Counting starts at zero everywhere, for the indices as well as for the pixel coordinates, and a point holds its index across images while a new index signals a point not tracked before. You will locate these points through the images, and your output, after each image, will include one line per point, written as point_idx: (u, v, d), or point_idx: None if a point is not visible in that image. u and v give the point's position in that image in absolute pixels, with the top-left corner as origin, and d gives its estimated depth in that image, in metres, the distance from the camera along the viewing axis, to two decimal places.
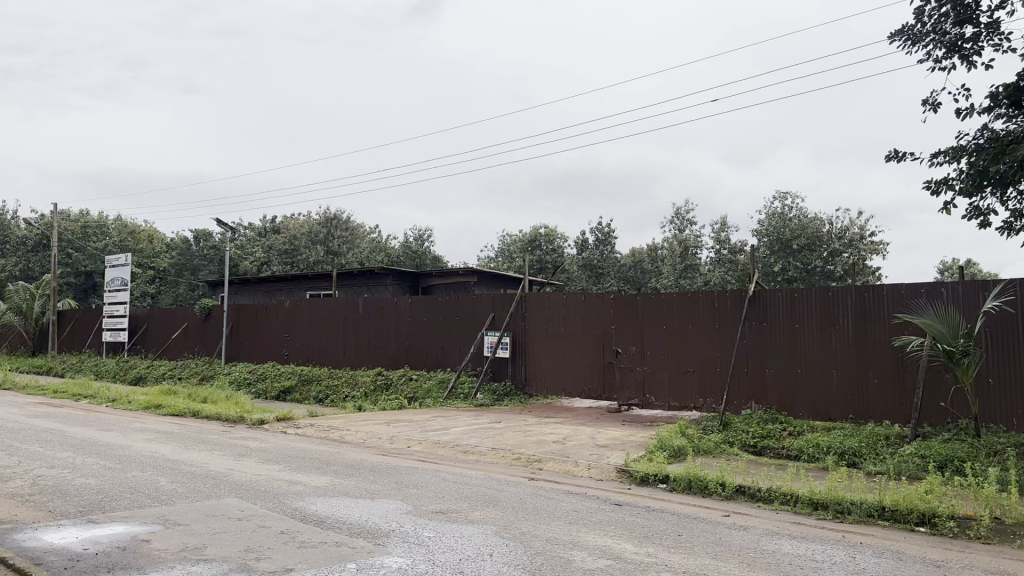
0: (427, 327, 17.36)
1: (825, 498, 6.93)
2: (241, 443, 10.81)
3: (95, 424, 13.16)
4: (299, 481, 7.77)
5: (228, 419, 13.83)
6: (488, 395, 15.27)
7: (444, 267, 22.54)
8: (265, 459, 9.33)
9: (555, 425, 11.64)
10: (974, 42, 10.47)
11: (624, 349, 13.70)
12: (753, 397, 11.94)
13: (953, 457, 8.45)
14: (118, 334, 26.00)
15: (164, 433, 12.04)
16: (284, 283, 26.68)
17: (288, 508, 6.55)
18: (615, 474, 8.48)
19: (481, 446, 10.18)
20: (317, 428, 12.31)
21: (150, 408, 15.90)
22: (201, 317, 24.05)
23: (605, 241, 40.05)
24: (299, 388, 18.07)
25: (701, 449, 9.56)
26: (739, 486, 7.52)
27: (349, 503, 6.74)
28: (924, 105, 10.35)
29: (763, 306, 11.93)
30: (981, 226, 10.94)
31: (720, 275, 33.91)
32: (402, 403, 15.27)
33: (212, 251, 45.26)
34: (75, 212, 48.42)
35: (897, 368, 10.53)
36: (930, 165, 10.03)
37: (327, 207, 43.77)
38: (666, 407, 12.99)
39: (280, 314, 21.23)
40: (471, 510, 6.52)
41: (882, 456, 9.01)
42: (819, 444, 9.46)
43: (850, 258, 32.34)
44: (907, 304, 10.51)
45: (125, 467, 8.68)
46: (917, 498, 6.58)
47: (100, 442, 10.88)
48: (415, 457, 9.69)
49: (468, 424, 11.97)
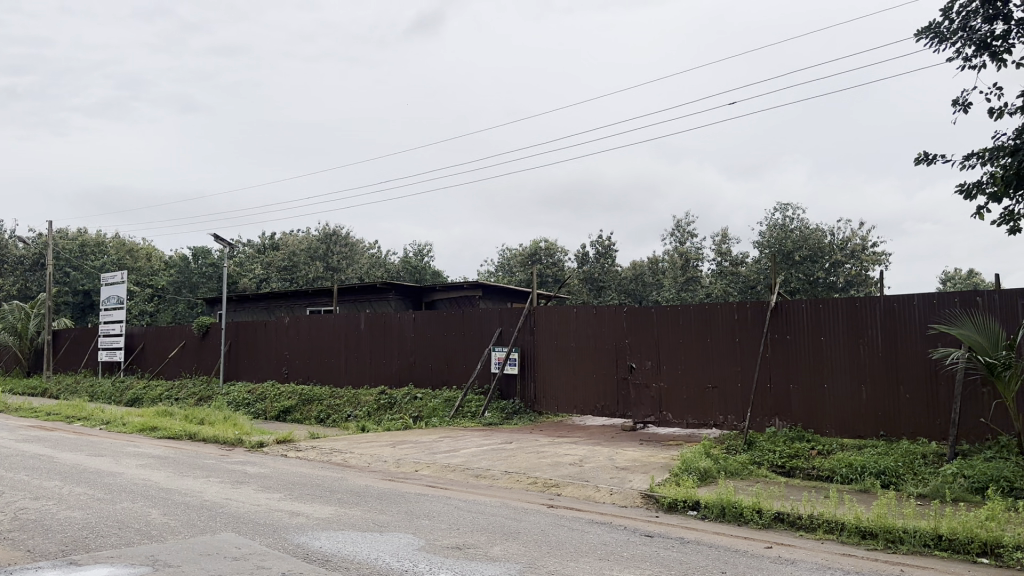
0: (433, 344, 16.76)
1: (874, 525, 6.37)
2: (239, 469, 10.20)
3: (86, 449, 12.56)
4: (301, 512, 7.19)
5: (226, 442, 13.25)
6: (496, 414, 14.68)
7: (449, 281, 22.01)
8: (264, 486, 8.75)
9: (570, 446, 11.05)
10: (1005, 40, 10.00)
11: (639, 364, 13.15)
12: (776, 414, 11.37)
13: (999, 476, 7.89)
14: (115, 354, 25.44)
15: (158, 458, 11.48)
16: (284, 299, 26.16)
17: (290, 544, 5.98)
18: (640, 499, 7.92)
19: (493, 469, 9.60)
20: (319, 451, 11.72)
21: (145, 431, 15.30)
22: (198, 336, 23.48)
23: (606, 254, 39.68)
24: (300, 408, 17.48)
25: (728, 471, 9.02)
26: (777, 514, 6.96)
27: (357, 537, 6.17)
28: (954, 105, 9.88)
29: (786, 317, 11.38)
30: (1012, 231, 10.45)
31: (722, 287, 33.21)
32: (407, 423, 14.71)
33: (210, 269, 44.80)
34: (73, 231, 48.00)
35: (932, 382, 10.00)
36: (961, 167, 9.61)
37: (326, 222, 43.44)
38: (684, 425, 12.43)
39: (280, 331, 20.65)
40: (491, 544, 5.96)
41: (922, 477, 8.45)
42: (853, 463, 8.93)
43: (853, 268, 31.93)
44: (941, 313, 9.98)
45: (113, 498, 8.09)
46: (976, 524, 6.02)
47: (91, 468, 10.31)
48: (424, 482, 9.12)
49: (478, 445, 11.40)
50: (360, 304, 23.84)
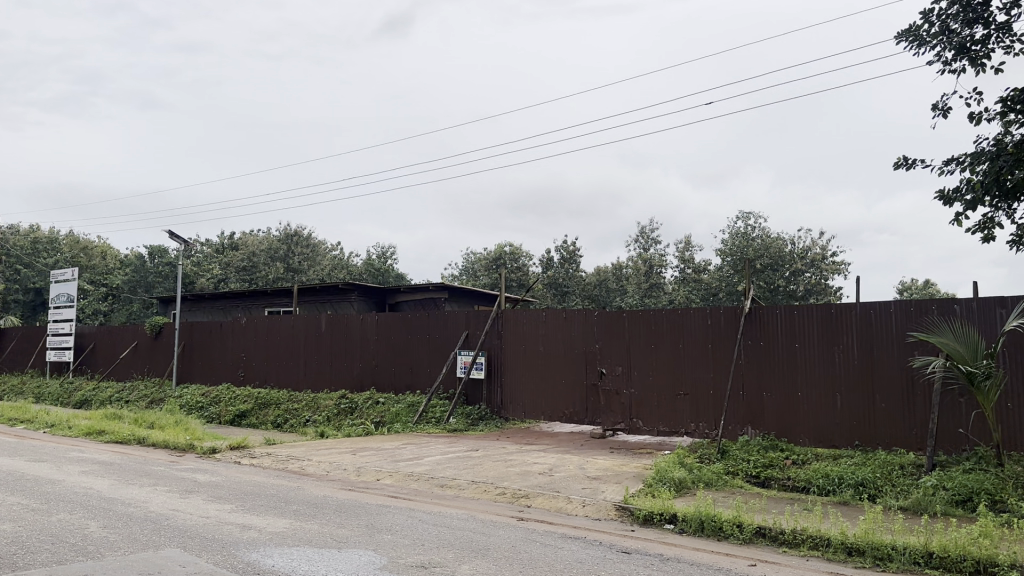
0: (395, 348, 16.27)
1: (861, 542, 6.07)
2: (189, 477, 9.61)
3: (25, 454, 11.84)
4: (254, 526, 6.68)
5: (176, 447, 12.63)
6: (461, 420, 14.25)
7: (414, 283, 21.52)
8: (215, 496, 8.20)
9: (538, 454, 10.65)
10: (984, 45, 9.88)
11: (610, 370, 12.80)
12: (749, 422, 11.11)
13: (980, 489, 7.67)
14: (63, 354, 24.45)
15: (103, 464, 10.83)
16: (242, 299, 25.44)
17: (239, 562, 5.48)
18: (613, 512, 7.55)
19: (459, 478, 9.16)
20: (275, 458, 11.15)
21: (91, 435, 14.57)
22: (151, 336, 22.65)
23: (570, 259, 39.52)
24: (256, 412, 16.86)
25: (703, 481, 8.70)
26: (758, 527, 6.63)
27: (313, 555, 5.69)
28: (933, 110, 9.74)
29: (760, 324, 11.12)
30: (987, 239, 10.32)
31: (684, 294, 33.27)
32: (368, 429, 14.20)
33: (168, 268, 43.67)
34: (24, 228, 46.46)
35: (909, 391, 9.80)
36: (939, 173, 9.48)
37: (287, 223, 42.59)
38: (654, 432, 12.11)
39: (236, 332, 19.97)
40: (458, 562, 5.54)
41: (901, 489, 8.21)
42: (830, 474, 8.67)
43: (813, 277, 32.25)
44: (919, 321, 9.78)
45: (49, 509, 7.48)
46: (967, 541, 5.75)
47: (29, 475, 9.64)
48: (387, 493, 8.64)
49: (442, 452, 10.97)
50: (321, 305, 23.22)
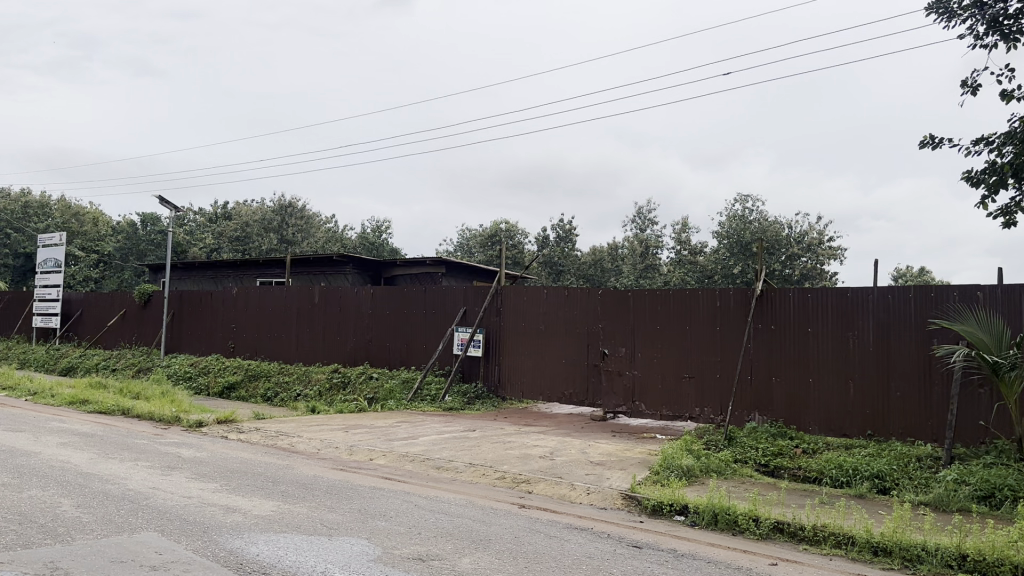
0: (390, 323, 15.82)
1: (888, 542, 5.67)
2: (172, 452, 9.18)
3: (3, 423, 11.37)
4: (238, 508, 6.24)
5: (161, 419, 12.19)
6: (457, 398, 13.85)
7: (410, 257, 21.06)
8: (198, 474, 7.76)
9: (538, 436, 10.24)
10: (1017, 20, 9.37)
11: (612, 351, 12.39)
12: (756, 408, 10.72)
13: (1003, 485, 7.29)
14: (50, 320, 23.92)
15: (83, 436, 10.38)
16: (234, 269, 24.96)
17: (220, 551, 5.02)
18: (620, 502, 7.14)
19: (456, 461, 8.74)
20: (263, 434, 10.70)
21: (74, 404, 14.10)
22: (140, 305, 22.12)
23: (566, 238, 38.99)
24: (245, 385, 16.45)
25: (711, 469, 8.30)
26: (776, 523, 6.24)
27: (301, 543, 5.24)
28: (962, 87, 9.25)
29: (771, 306, 10.67)
30: (1008, 225, 9.86)
31: (680, 276, 32.94)
32: (361, 405, 13.79)
33: (160, 236, 43.01)
34: (15, 192, 45.67)
35: (926, 380, 9.41)
36: (967, 153, 9.00)
37: (280, 194, 41.96)
38: (657, 416, 11.73)
39: (227, 302, 19.47)
40: (458, 556, 5.11)
41: (920, 483, 7.82)
42: (845, 464, 8.30)
43: (808, 262, 31.77)
44: (940, 308, 9.36)
45: (21, 485, 7.02)
46: (1004, 544, 5.35)
47: (4, 446, 9.19)
48: (380, 474, 8.21)
49: (437, 432, 10.54)
50: (314, 277, 22.71)
